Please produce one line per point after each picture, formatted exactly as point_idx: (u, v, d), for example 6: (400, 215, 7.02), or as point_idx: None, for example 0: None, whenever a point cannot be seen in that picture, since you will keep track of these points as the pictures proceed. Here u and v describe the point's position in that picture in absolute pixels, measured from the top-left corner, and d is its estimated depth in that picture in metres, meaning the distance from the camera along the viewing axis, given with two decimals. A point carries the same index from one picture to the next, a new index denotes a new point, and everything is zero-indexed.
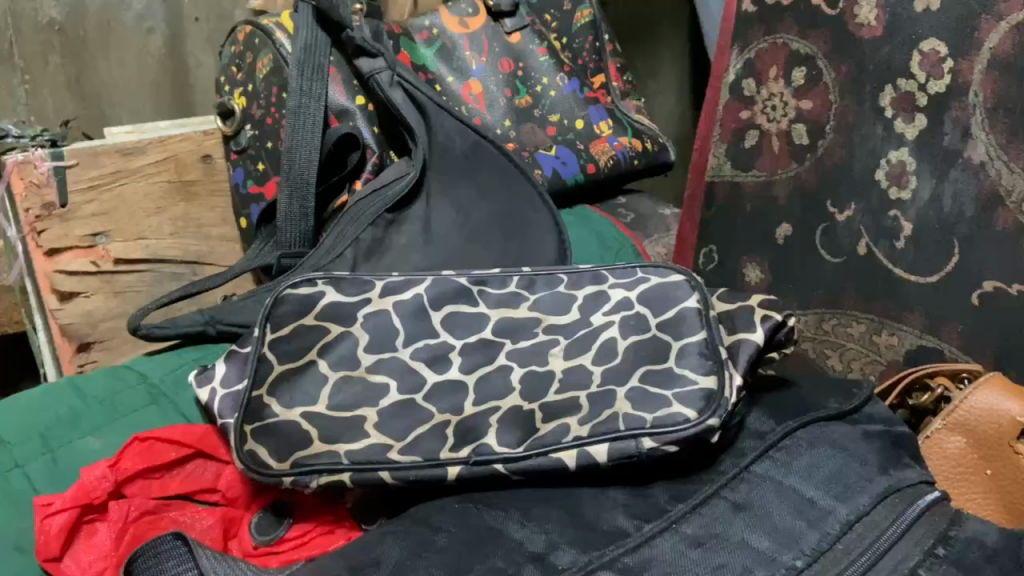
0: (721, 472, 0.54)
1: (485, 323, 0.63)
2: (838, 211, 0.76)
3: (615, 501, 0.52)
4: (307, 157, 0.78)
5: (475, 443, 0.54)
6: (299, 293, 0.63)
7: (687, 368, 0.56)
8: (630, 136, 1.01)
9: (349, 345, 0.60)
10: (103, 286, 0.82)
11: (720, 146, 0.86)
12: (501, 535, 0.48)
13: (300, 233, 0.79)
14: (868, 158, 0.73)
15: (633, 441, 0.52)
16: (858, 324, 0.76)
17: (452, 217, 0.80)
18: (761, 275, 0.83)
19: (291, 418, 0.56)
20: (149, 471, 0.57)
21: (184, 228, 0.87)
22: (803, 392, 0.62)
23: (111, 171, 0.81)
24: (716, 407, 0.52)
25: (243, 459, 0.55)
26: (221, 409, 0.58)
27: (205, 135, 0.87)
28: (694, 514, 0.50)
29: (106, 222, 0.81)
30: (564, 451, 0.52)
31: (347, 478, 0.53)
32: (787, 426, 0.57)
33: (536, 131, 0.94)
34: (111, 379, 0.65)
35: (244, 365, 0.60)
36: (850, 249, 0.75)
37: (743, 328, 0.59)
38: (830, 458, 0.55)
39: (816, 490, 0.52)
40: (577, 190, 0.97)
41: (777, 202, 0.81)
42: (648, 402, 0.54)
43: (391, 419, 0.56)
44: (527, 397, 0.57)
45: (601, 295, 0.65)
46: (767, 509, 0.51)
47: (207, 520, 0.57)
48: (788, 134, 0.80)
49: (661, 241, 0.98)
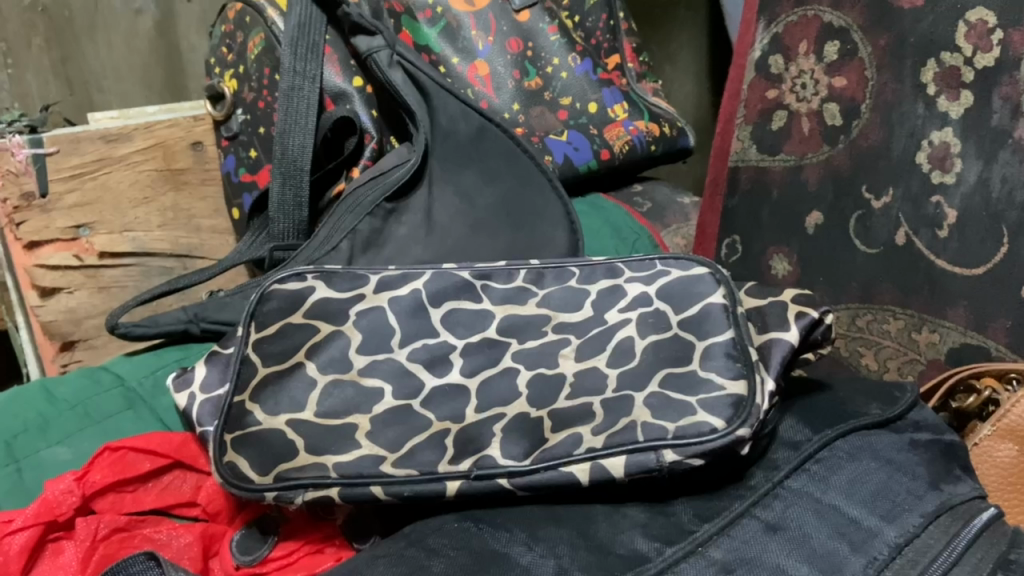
0: (752, 487, 0.48)
1: (489, 321, 0.58)
2: (874, 197, 0.70)
3: (633, 520, 0.46)
4: (301, 141, 0.72)
5: (477, 455, 0.48)
6: (286, 289, 0.58)
7: (713, 371, 0.50)
8: (647, 121, 0.96)
9: (340, 346, 0.55)
10: (88, 281, 0.77)
11: (745, 128, 0.80)
12: (505, 560, 0.43)
13: (294, 224, 0.74)
14: (908, 139, 0.67)
15: (653, 454, 0.46)
16: (895, 320, 0.69)
17: (456, 206, 0.74)
18: (789, 267, 0.77)
19: (275, 426, 0.51)
20: (121, 484, 0.52)
21: (173, 220, 0.82)
22: (841, 397, 0.56)
23: (95, 158, 0.76)
24: (746, 416, 0.47)
25: (222, 473, 0.49)
26: (200, 417, 0.53)
27: (195, 121, 0.82)
28: (722, 537, 0.45)
29: (90, 213, 0.76)
30: (576, 464, 0.47)
31: (335, 493, 0.48)
32: (825, 436, 0.51)
33: (546, 114, 0.88)
34: (85, 382, 0.60)
35: (226, 368, 0.55)
36: (888, 238, 0.69)
37: (775, 326, 0.53)
38: (873, 472, 0.49)
39: (859, 509, 0.47)
40: (591, 177, 0.92)
41: (806, 188, 0.75)
42: (670, 410, 0.48)
43: (385, 427, 0.51)
44: (535, 402, 0.51)
45: (616, 289, 0.59)
46: (805, 531, 0.45)
47: (185, 538, 0.51)
48: (819, 114, 0.74)
49: (679, 231, 0.92)
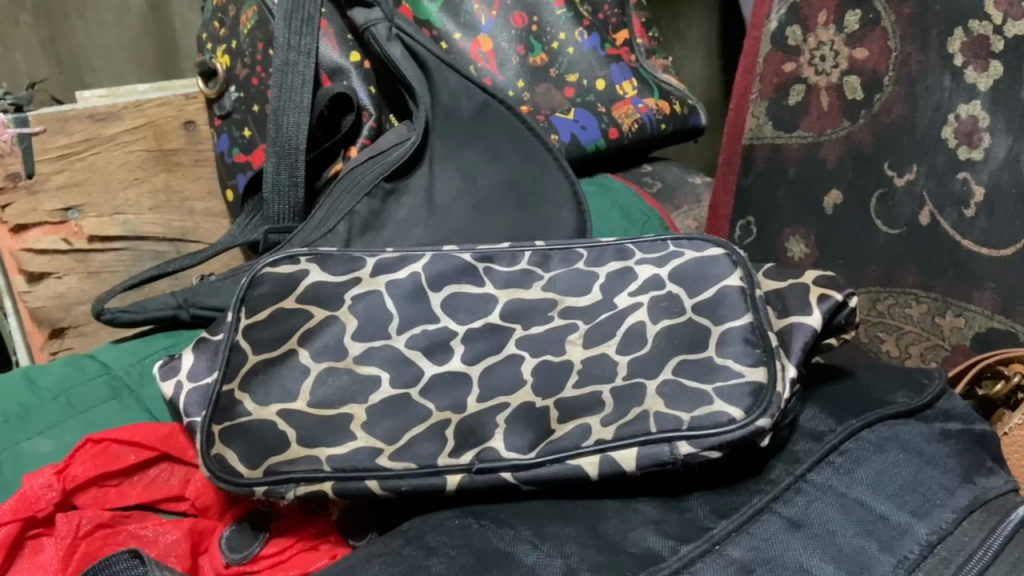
0: (773, 481, 0.45)
1: (492, 306, 0.55)
2: (896, 174, 0.67)
3: (645, 516, 0.44)
4: (296, 119, 0.69)
5: (479, 447, 0.45)
6: (278, 272, 0.55)
7: (730, 357, 0.47)
8: (657, 98, 0.92)
9: (335, 332, 0.52)
10: (77, 266, 0.74)
11: (760, 104, 0.76)
12: (509, 560, 0.40)
13: (290, 206, 0.71)
14: (934, 113, 0.64)
15: (666, 446, 0.43)
16: (917, 304, 0.66)
17: (458, 186, 0.71)
18: (806, 249, 0.74)
19: (266, 416, 0.48)
20: (104, 477, 0.49)
21: (166, 202, 0.79)
22: (864, 384, 0.53)
23: (83, 138, 0.73)
24: (766, 405, 0.44)
25: (209, 466, 0.46)
26: (187, 407, 0.50)
27: (186, 99, 0.79)
28: (741, 534, 0.42)
29: (78, 195, 0.73)
30: (584, 457, 0.44)
31: (329, 488, 0.45)
32: (850, 426, 0.48)
33: (552, 91, 0.85)
34: (69, 369, 0.58)
35: (215, 356, 0.52)
36: (911, 218, 0.66)
37: (797, 310, 0.50)
38: (901, 464, 0.46)
39: (887, 504, 0.44)
40: (599, 157, 0.88)
41: (825, 165, 0.72)
42: (685, 399, 0.45)
43: (382, 418, 0.48)
44: (540, 391, 0.48)
45: (627, 271, 0.56)
46: (829, 528, 0.42)
47: (172, 534, 0.49)
48: (839, 88, 0.70)
49: (691, 213, 0.89)
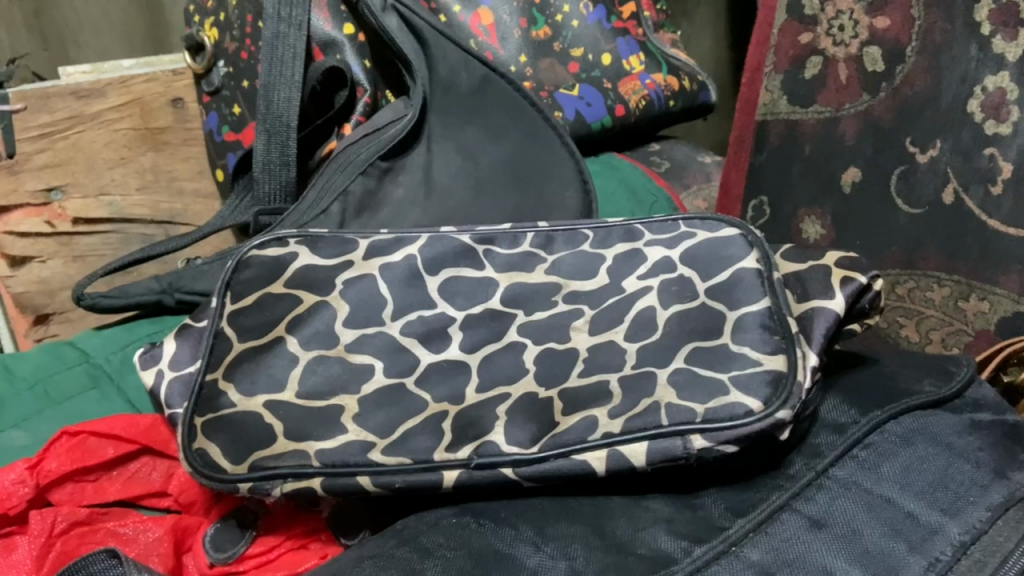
0: (793, 477, 0.42)
1: (493, 290, 0.52)
2: (919, 150, 0.63)
3: (656, 515, 0.41)
4: (287, 95, 0.66)
5: (479, 440, 0.42)
6: (266, 255, 0.52)
7: (746, 344, 0.44)
8: (665, 73, 0.89)
9: (325, 318, 0.49)
10: (61, 249, 0.71)
11: (774, 77, 0.73)
12: (510, 563, 0.37)
13: (281, 186, 0.68)
14: (960, 85, 0.60)
15: (680, 440, 0.40)
16: (939, 287, 0.63)
17: (458, 164, 0.68)
18: (822, 231, 0.70)
19: (251, 407, 0.45)
20: (81, 472, 0.47)
21: (153, 182, 0.76)
22: (888, 373, 0.50)
23: (65, 116, 0.70)
24: (787, 396, 0.41)
25: (191, 461, 0.43)
26: (168, 397, 0.47)
27: (174, 75, 0.75)
28: (759, 534, 0.39)
29: (61, 175, 0.70)
30: (591, 452, 0.41)
31: (318, 485, 0.42)
32: (874, 418, 0.45)
33: (555, 67, 0.81)
34: (47, 356, 0.55)
35: (199, 344, 0.49)
36: (933, 197, 0.62)
37: (818, 294, 0.47)
38: (930, 459, 0.43)
39: (916, 502, 0.41)
40: (604, 136, 0.85)
41: (843, 141, 0.68)
42: (698, 389, 0.42)
43: (375, 409, 0.45)
44: (543, 381, 0.45)
45: (635, 253, 0.53)
46: (854, 528, 0.39)
47: (155, 532, 0.46)
48: (858, 59, 0.66)
49: (700, 193, 0.85)
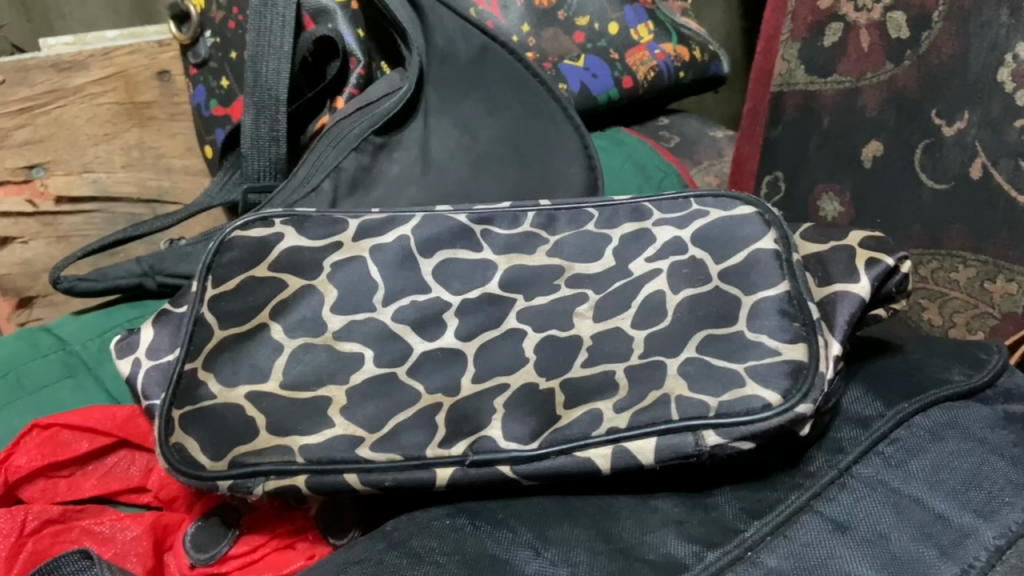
0: (812, 475, 0.39)
1: (491, 273, 0.48)
2: (945, 123, 0.59)
3: (665, 516, 0.38)
4: (275, 66, 0.63)
5: (474, 436, 0.39)
6: (249, 236, 0.49)
7: (763, 331, 0.41)
8: (675, 43, 0.84)
9: (312, 304, 0.46)
10: (44, 229, 0.68)
11: (791, 46, 0.69)
12: (506, 570, 0.35)
13: (270, 163, 0.64)
14: (990, 53, 0.56)
15: (690, 436, 0.37)
16: (964, 268, 0.59)
17: (456, 139, 0.64)
18: (840, 208, 0.67)
19: (232, 399, 0.42)
20: (53, 467, 0.44)
21: (139, 159, 0.72)
22: (913, 361, 0.47)
23: (47, 89, 0.66)
24: (808, 388, 0.37)
25: (168, 457, 0.40)
26: (146, 387, 0.44)
27: (159, 47, 0.72)
28: (777, 539, 0.36)
29: (42, 152, 0.67)
30: (595, 449, 0.38)
31: (302, 483, 0.39)
32: (901, 411, 0.42)
33: (559, 36, 0.77)
34: (21, 343, 0.53)
35: (178, 330, 0.46)
36: (960, 171, 0.58)
37: (841, 277, 0.43)
38: (962, 456, 0.40)
39: (946, 502, 0.37)
40: (609, 109, 0.82)
41: (865, 113, 0.64)
42: (711, 381, 0.39)
43: (364, 401, 0.42)
44: (544, 371, 0.42)
45: (643, 233, 0.50)
46: (879, 532, 0.36)
47: (132, 531, 0.43)
48: (882, 25, 0.62)
49: (711, 169, 0.82)
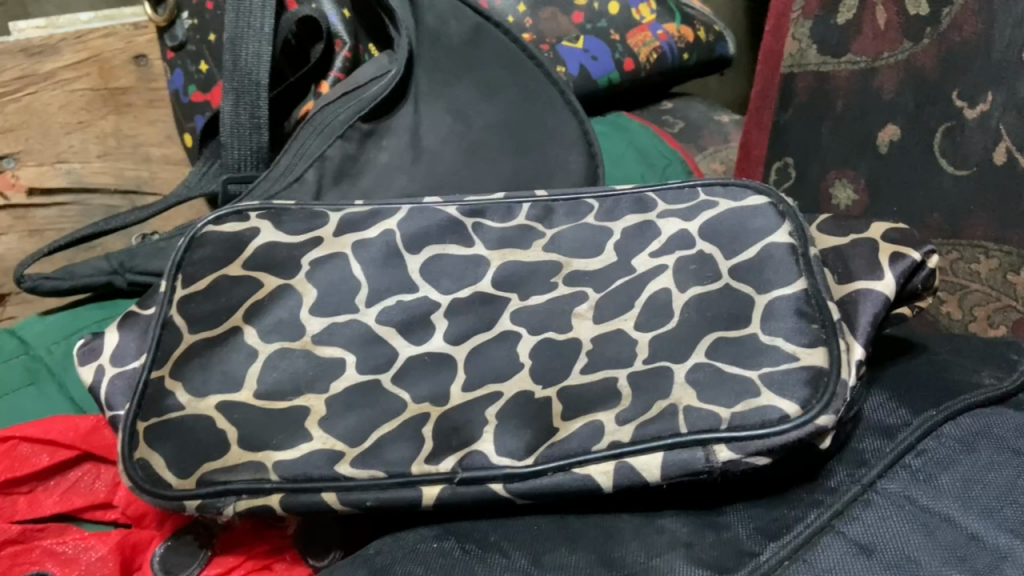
0: (833, 491, 0.36)
1: (483, 270, 0.45)
2: (967, 105, 0.55)
3: (673, 538, 0.34)
4: (256, 49, 0.59)
5: (464, 450, 0.36)
6: (222, 231, 0.46)
7: (778, 334, 0.37)
8: (679, 23, 0.80)
9: (290, 305, 0.43)
10: (17, 223, 0.64)
11: (803, 24, 0.66)
12: None
13: (252, 151, 0.60)
14: (1016, 29, 0.52)
15: (701, 451, 0.34)
16: (986, 259, 0.55)
17: (448, 126, 0.60)
18: (855, 196, 0.63)
19: (202, 411, 0.39)
20: (11, 483, 0.42)
21: (116, 148, 0.68)
22: (938, 364, 0.43)
23: (15, 76, 0.63)
24: (828, 398, 0.34)
25: (131, 473, 0.37)
26: (109, 397, 0.41)
27: (135, 29, 0.69)
28: (796, 564, 0.33)
29: (13, 141, 0.63)
30: (595, 465, 0.34)
31: (276, 502, 0.36)
32: (929, 419, 0.38)
33: (557, 17, 0.73)
34: None
35: (145, 334, 0.43)
36: (983, 156, 0.54)
37: (862, 273, 0.40)
38: (996, 468, 0.36)
39: (981, 521, 0.34)
40: (611, 93, 0.78)
41: (881, 95, 0.61)
42: (722, 390, 0.36)
43: (345, 412, 0.39)
44: (541, 378, 0.39)
45: (647, 226, 0.46)
46: (907, 555, 0.32)
47: (97, 551, 0.40)
48: (899, 2, 0.59)
49: (717, 156, 0.78)
